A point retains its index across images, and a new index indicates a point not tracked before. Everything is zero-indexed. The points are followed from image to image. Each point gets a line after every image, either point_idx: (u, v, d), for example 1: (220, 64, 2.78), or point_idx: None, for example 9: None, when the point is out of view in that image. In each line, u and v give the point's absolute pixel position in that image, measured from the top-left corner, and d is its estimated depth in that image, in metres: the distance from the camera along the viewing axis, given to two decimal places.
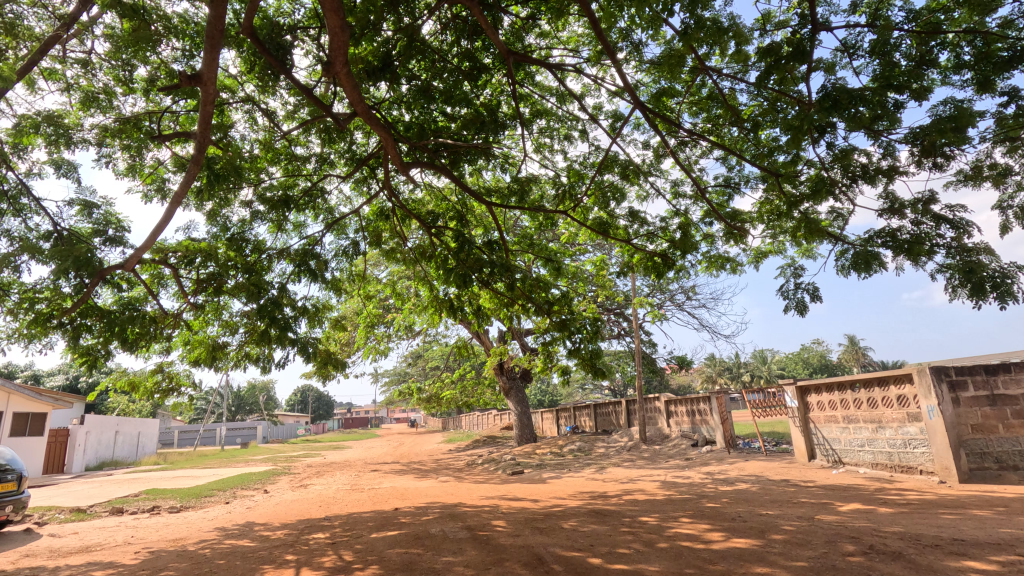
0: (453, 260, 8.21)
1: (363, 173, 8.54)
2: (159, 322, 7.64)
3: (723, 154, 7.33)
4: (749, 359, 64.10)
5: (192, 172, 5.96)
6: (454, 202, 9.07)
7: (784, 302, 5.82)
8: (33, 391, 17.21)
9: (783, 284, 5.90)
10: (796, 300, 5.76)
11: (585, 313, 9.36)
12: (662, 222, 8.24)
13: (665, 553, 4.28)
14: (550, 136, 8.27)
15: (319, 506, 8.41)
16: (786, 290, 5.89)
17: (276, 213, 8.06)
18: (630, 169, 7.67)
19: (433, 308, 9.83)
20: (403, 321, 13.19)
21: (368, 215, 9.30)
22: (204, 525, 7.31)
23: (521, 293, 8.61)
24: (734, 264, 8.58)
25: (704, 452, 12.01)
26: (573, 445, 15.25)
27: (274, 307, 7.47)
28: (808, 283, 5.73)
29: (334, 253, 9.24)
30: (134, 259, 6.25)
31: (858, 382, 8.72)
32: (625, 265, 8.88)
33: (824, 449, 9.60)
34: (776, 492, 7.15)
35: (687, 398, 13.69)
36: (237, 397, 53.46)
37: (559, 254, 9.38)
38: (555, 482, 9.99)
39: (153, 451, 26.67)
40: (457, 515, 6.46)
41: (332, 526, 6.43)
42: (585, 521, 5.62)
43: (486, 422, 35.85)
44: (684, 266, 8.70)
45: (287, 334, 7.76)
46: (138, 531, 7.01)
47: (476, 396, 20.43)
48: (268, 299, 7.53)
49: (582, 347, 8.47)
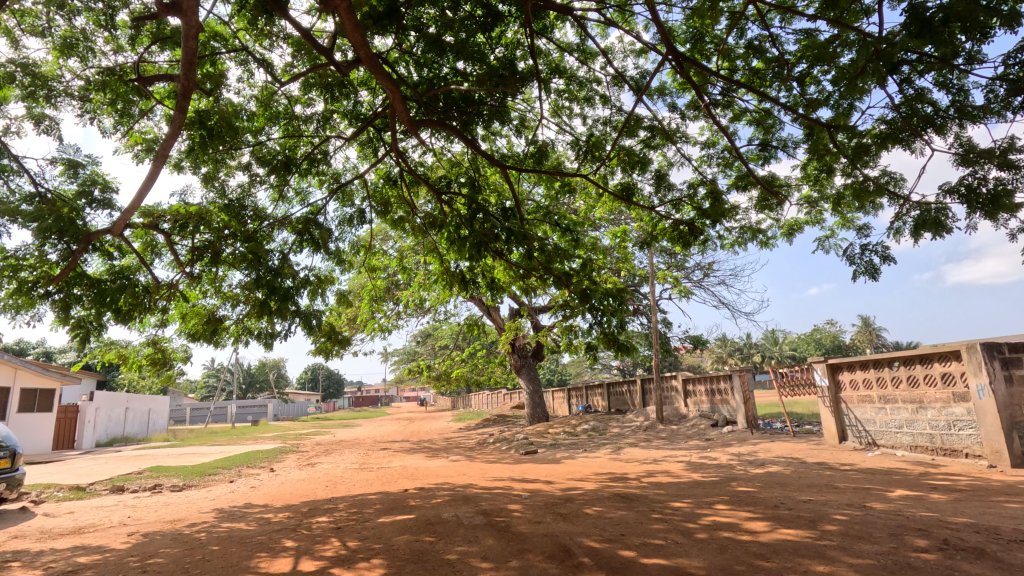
0: (466, 228, 7.78)
1: (369, 135, 8.00)
2: (153, 293, 7.18)
3: (760, 115, 6.27)
4: (761, 340, 63.57)
5: (171, 135, 5.32)
6: (467, 170, 8.49)
7: (851, 265, 5.22)
8: (40, 367, 17.04)
9: (851, 248, 5.27)
10: (866, 265, 5.11)
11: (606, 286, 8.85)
12: (689, 189, 7.44)
13: (707, 546, 3.80)
14: (568, 99, 7.60)
15: (325, 486, 8.06)
16: (853, 254, 5.25)
17: (278, 177, 7.68)
18: (656, 131, 6.81)
19: (444, 281, 9.37)
20: (412, 297, 12.75)
21: (373, 183, 8.75)
22: (205, 505, 6.96)
23: (539, 265, 8.08)
24: (765, 239, 7.75)
25: (725, 432, 11.53)
26: (587, 425, 14.86)
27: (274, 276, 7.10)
28: (877, 246, 5.02)
29: (338, 222, 8.77)
30: (120, 223, 5.79)
31: (897, 359, 8.20)
32: (647, 237, 8.24)
33: (855, 431, 9.06)
34: (812, 478, 6.65)
35: (706, 376, 13.22)
36: (249, 375, 53.95)
37: (578, 223, 8.84)
38: (571, 462, 9.59)
39: (164, 428, 26.67)
40: (470, 498, 6.04)
41: (337, 509, 6.04)
42: (611, 506, 5.16)
43: (496, 402, 35.72)
44: (709, 240, 8.04)
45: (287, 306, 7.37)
46: (136, 511, 6.68)
47: (486, 374, 20.09)
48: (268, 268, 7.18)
49: (603, 324, 7.92)
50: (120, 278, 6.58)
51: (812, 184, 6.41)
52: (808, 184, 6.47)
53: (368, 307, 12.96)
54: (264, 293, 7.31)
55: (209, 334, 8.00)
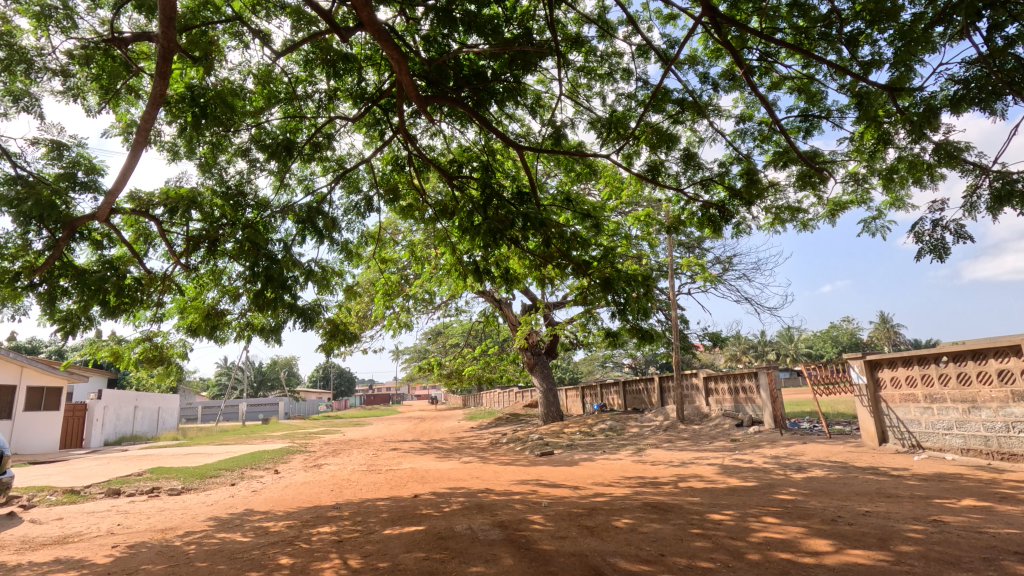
0: (480, 216, 7.28)
1: (375, 117, 7.50)
2: (147, 285, 6.74)
3: (800, 82, 5.68)
4: (776, 337, 62.47)
5: (151, 116, 4.83)
6: (479, 154, 7.97)
7: (918, 244, 4.71)
8: (47, 365, 16.79)
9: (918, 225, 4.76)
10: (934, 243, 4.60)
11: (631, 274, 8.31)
12: (721, 168, 6.89)
13: (764, 570, 3.25)
14: (588, 76, 7.05)
15: (330, 491, 7.57)
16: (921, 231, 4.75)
17: (279, 162, 7.20)
18: (688, 105, 6.31)
19: (457, 273, 8.87)
20: (422, 292, 12.26)
21: (380, 168, 8.27)
22: (201, 512, 6.50)
23: (557, 252, 7.56)
24: (801, 219, 7.14)
25: (752, 433, 10.91)
26: (604, 424, 14.28)
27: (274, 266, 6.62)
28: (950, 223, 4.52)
29: (344, 211, 8.28)
30: (105, 208, 5.33)
31: (946, 354, 7.55)
32: (673, 222, 7.70)
33: (898, 433, 8.42)
34: (859, 486, 6.07)
35: (729, 373, 12.61)
36: (261, 373, 53.90)
37: (599, 209, 8.29)
38: (591, 465, 9.04)
39: (174, 425, 26.46)
40: (485, 507, 5.53)
41: (341, 518, 5.54)
42: (643, 517, 4.62)
43: (507, 400, 35.22)
44: (741, 223, 7.46)
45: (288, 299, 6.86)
46: (127, 517, 6.23)
47: (498, 372, 19.58)
48: (270, 255, 6.78)
49: (626, 315, 7.29)
50: (111, 268, 6.18)
51: (860, 159, 5.84)
52: (855, 159, 5.88)
53: (378, 303, 12.49)
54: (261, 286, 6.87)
55: (209, 329, 7.60)
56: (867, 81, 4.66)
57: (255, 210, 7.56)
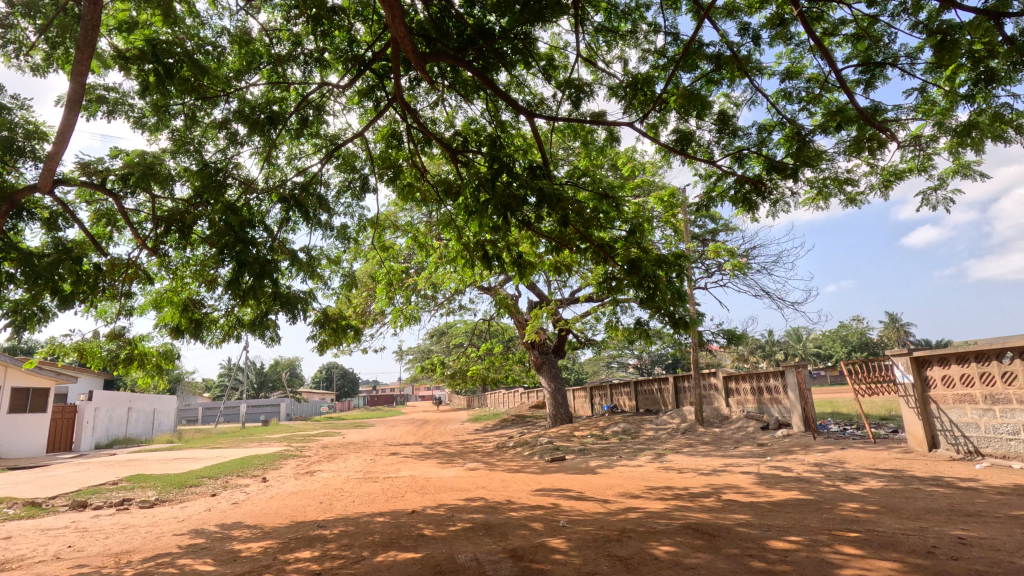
0: (487, 193, 6.53)
1: (369, 83, 6.76)
2: (111, 274, 5.95)
3: (858, 26, 4.90)
4: (785, 337, 61.47)
5: (80, 61, 4.04)
6: (488, 126, 7.24)
7: None
8: (33, 365, 16.07)
9: None
10: None
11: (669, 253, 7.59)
12: (759, 134, 6.21)
13: None
14: (608, 36, 6.35)
15: (320, 503, 6.77)
16: None
17: (262, 136, 6.38)
18: (726, 62, 5.69)
19: (464, 260, 8.13)
20: (425, 285, 11.45)
21: (375, 144, 7.54)
22: (169, 528, 5.71)
23: (576, 231, 6.97)
24: (850, 192, 6.29)
25: (780, 437, 10.09)
26: (617, 427, 13.46)
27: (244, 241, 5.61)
28: None
29: (338, 192, 7.50)
30: (46, 176, 4.56)
31: (1011, 350, 6.70)
32: (704, 199, 6.87)
33: (951, 438, 7.56)
34: (927, 502, 5.24)
35: (753, 373, 11.78)
36: (262, 374, 53.22)
37: (619, 188, 7.54)
38: (609, 473, 8.23)
39: (170, 429, 25.78)
40: (495, 528, 4.72)
41: (326, 540, 4.74)
42: (687, 545, 3.81)
43: (512, 401, 34.47)
44: (780, 199, 6.64)
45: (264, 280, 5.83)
46: (83, 537, 5.44)
47: (504, 373, 18.78)
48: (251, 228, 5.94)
49: (654, 301, 6.73)
50: (65, 252, 5.22)
51: (928, 117, 5.09)
52: (923, 116, 5.08)
53: (378, 297, 11.70)
54: (238, 271, 5.80)
55: (192, 327, 6.55)
56: (964, 7, 3.79)
57: (239, 190, 6.70)
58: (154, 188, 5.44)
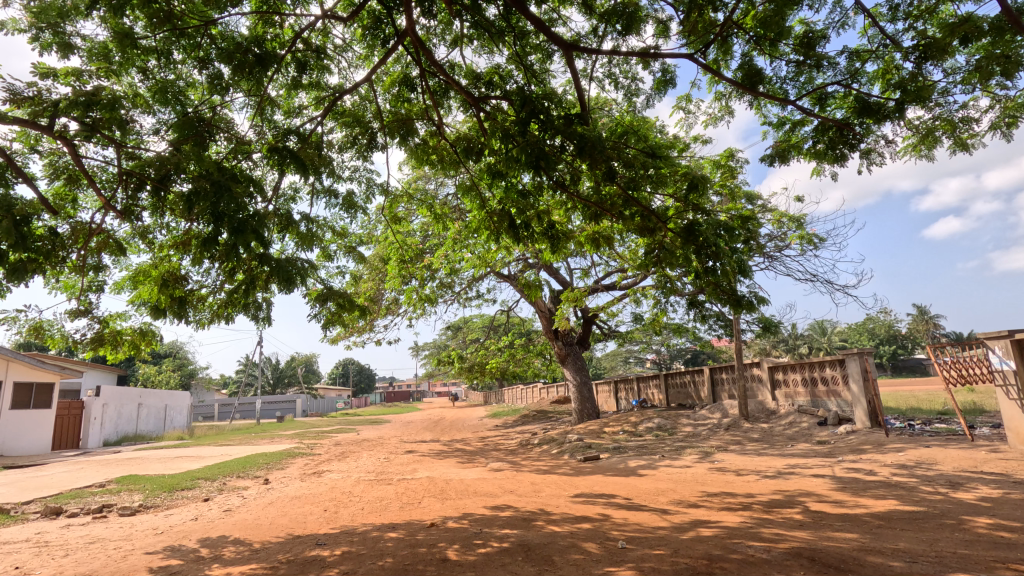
0: (516, 141, 5.50)
1: (376, 18, 5.81)
2: (72, 241, 5.03)
3: None
4: (811, 329, 59.59)
5: None
6: (514, 71, 6.25)
7: None
8: (36, 358, 15.42)
9: None
10: None
11: (728, 218, 6.50)
12: (846, 65, 5.13)
13: None
14: None
15: (324, 511, 5.80)
16: None
17: (253, 81, 5.44)
18: None
19: (488, 233, 7.08)
20: (441, 267, 10.48)
21: (384, 97, 6.61)
22: (141, 544, 4.76)
23: (621, 192, 5.89)
24: (961, 131, 5.20)
25: (843, 434, 8.93)
26: (651, 423, 12.38)
27: (224, 196, 4.58)
28: None
29: (344, 152, 6.54)
30: None
31: None
32: (776, 149, 5.78)
33: None
34: None
35: (807, 362, 10.61)
36: (278, 371, 52.89)
37: (668, 144, 6.48)
38: (654, 476, 7.17)
39: (183, 425, 25.26)
40: (538, 551, 3.70)
41: (322, 566, 3.75)
42: None
43: (532, 396, 33.52)
44: (871, 148, 5.57)
45: (248, 246, 4.74)
46: (37, 555, 4.52)
47: (524, 366, 17.76)
48: (233, 177, 4.90)
49: (714, 274, 5.59)
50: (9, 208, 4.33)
51: None
52: None
53: (391, 282, 10.79)
54: (213, 228, 4.67)
55: (174, 305, 5.69)
56: None
57: (228, 149, 5.79)
58: (116, 132, 4.52)
